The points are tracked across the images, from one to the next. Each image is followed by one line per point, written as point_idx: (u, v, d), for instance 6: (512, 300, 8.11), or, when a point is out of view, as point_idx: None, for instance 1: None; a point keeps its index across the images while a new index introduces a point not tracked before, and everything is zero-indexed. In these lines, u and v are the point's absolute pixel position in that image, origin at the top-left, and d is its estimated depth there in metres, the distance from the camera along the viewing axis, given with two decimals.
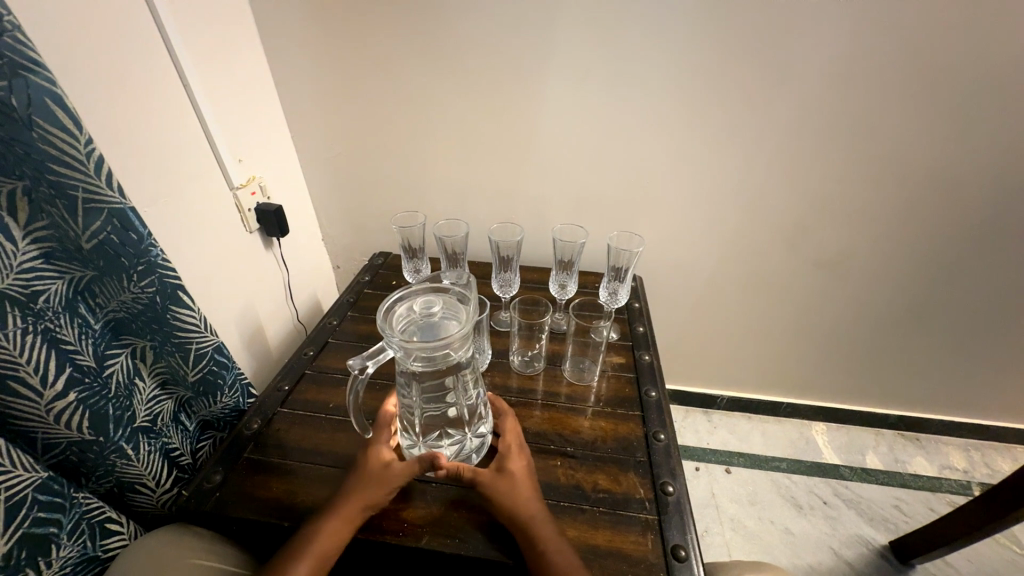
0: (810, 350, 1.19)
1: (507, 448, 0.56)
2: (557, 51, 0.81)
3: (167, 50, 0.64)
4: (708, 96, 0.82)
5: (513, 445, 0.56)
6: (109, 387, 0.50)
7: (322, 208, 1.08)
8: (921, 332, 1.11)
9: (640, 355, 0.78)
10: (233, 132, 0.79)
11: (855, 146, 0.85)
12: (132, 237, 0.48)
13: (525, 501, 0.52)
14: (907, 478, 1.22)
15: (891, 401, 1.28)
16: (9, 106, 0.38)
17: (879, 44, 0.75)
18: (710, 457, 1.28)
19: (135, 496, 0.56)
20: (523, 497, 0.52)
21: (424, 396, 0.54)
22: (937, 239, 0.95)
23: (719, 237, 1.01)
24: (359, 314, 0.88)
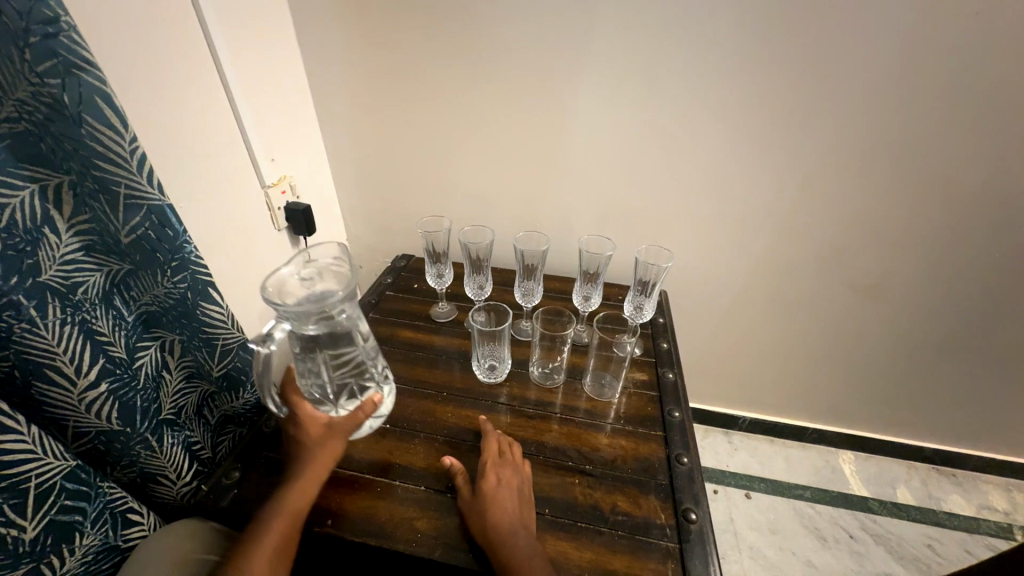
0: (841, 375, 1.14)
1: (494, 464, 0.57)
2: (591, 59, 0.80)
3: (211, 52, 0.66)
4: (745, 109, 0.80)
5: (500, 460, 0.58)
6: (138, 379, 0.51)
7: (348, 209, 1.09)
8: (963, 362, 1.05)
9: (663, 373, 0.75)
10: (268, 132, 0.81)
11: (900, 166, 0.81)
12: (168, 233, 0.49)
13: (510, 518, 0.52)
14: (941, 516, 1.15)
15: (926, 434, 1.21)
16: (62, 103, 0.39)
17: (930, 60, 0.71)
18: (729, 480, 1.24)
19: (156, 486, 0.57)
20: (508, 514, 0.52)
21: (326, 360, 0.55)
22: (986, 266, 0.89)
23: (749, 254, 0.98)
24: (381, 316, 0.88)
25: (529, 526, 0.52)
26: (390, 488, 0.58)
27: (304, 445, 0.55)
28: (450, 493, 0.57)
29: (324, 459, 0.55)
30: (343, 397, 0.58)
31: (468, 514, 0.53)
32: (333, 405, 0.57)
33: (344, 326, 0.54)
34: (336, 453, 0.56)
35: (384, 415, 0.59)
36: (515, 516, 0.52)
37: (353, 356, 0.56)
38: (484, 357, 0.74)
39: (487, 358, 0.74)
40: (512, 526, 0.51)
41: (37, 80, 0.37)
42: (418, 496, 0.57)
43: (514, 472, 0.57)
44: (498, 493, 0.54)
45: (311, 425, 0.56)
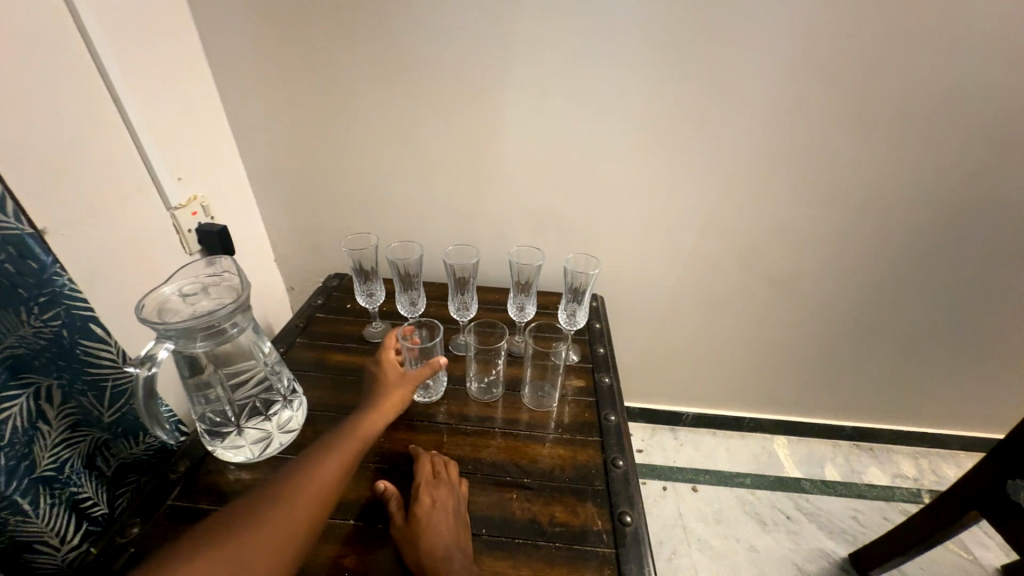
0: (769, 365, 1.22)
1: (421, 488, 0.55)
2: (512, 74, 0.82)
3: (97, 69, 0.60)
4: (660, 120, 0.85)
5: (426, 482, 0.56)
6: (2, 435, 0.44)
7: (273, 229, 1.03)
8: (867, 346, 1.16)
9: (599, 378, 0.77)
10: (173, 150, 0.75)
11: (796, 170, 0.90)
12: (31, 264, 0.44)
13: (443, 543, 0.50)
14: (863, 488, 1.25)
15: (844, 414, 1.32)
16: None
17: (811, 75, 0.80)
18: (677, 476, 1.28)
19: (34, 557, 0.49)
20: (442, 538, 0.50)
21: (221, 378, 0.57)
22: (875, 257, 1.00)
23: (676, 257, 1.03)
24: (310, 340, 0.83)
25: (466, 550, 0.51)
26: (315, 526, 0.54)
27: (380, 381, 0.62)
28: (383, 522, 0.54)
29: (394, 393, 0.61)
30: (245, 415, 0.60)
31: (402, 544, 0.50)
32: (234, 424, 0.59)
33: (234, 342, 0.57)
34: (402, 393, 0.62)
35: (294, 430, 0.63)
36: (448, 540, 0.50)
37: (250, 370, 0.59)
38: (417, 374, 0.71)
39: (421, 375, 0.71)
40: (445, 551, 0.49)
41: None
42: (347, 530, 0.53)
43: (449, 490, 0.56)
44: (432, 514, 0.52)
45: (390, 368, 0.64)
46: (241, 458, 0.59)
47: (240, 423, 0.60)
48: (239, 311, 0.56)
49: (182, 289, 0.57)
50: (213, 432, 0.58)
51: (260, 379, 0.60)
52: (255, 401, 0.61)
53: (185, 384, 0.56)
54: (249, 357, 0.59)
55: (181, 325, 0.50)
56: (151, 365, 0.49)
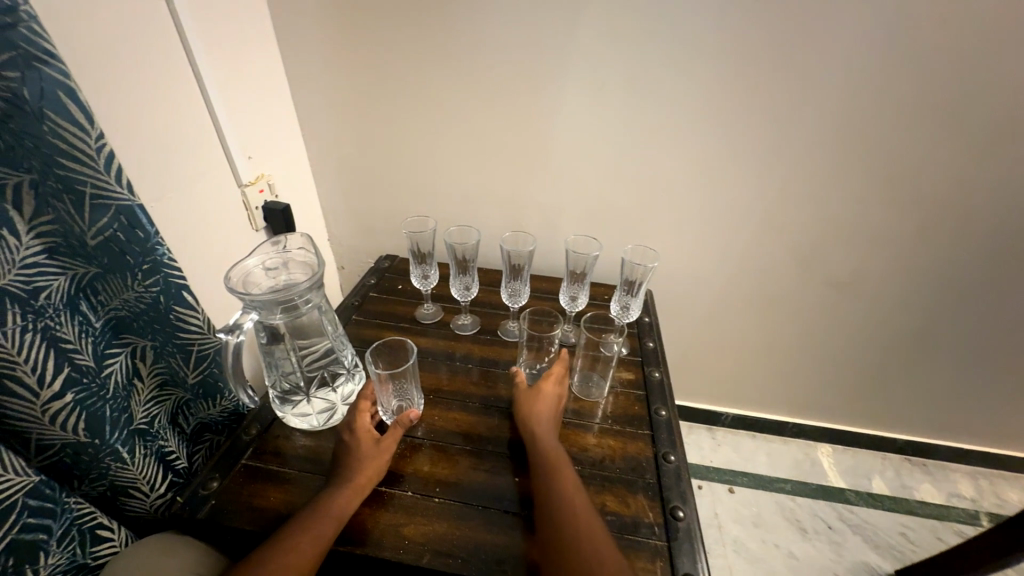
0: (820, 370, 1.17)
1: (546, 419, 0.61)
2: (576, 59, 0.80)
3: (184, 50, 0.64)
4: (727, 109, 0.81)
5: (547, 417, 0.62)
6: (107, 387, 0.49)
7: (329, 209, 1.07)
8: (932, 356, 1.09)
9: (649, 372, 0.76)
10: (245, 131, 0.78)
11: (874, 165, 0.84)
12: (139, 234, 0.47)
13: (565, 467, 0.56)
14: (914, 505, 1.19)
15: (899, 426, 1.26)
16: (22, 98, 0.37)
17: (902, 60, 0.73)
18: (713, 476, 1.26)
19: (127, 500, 0.54)
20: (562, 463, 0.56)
21: (295, 350, 0.60)
22: (954, 261, 0.93)
23: (731, 254, 0.99)
24: (365, 318, 0.86)
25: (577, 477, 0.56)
26: (373, 492, 0.56)
27: (353, 448, 0.55)
28: (437, 496, 0.57)
29: (371, 468, 0.54)
30: (313, 385, 0.63)
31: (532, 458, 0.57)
32: (303, 393, 0.63)
33: (307, 317, 0.60)
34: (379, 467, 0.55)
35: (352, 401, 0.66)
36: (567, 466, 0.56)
37: (320, 343, 0.62)
38: (390, 398, 0.62)
39: (395, 400, 0.63)
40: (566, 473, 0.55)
41: None
42: (405, 501, 0.56)
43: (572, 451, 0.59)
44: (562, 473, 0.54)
45: (363, 431, 0.57)
46: (307, 424, 0.63)
47: (309, 392, 0.63)
48: (314, 288, 0.59)
49: (265, 262, 0.61)
50: (285, 398, 0.62)
51: (327, 353, 0.63)
52: (322, 373, 0.64)
53: (264, 352, 0.59)
54: (321, 331, 0.62)
55: (264, 297, 0.54)
56: (238, 333, 0.53)
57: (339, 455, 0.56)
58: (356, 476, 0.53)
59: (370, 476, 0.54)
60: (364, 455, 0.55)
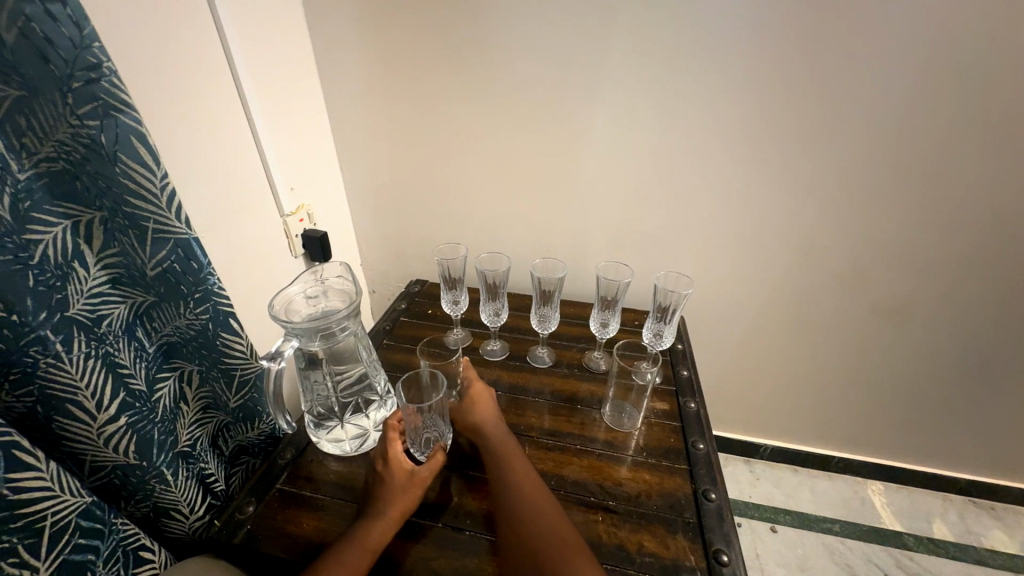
0: (868, 401, 1.10)
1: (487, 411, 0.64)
2: (605, 89, 0.81)
3: (237, 92, 0.69)
4: (760, 133, 0.80)
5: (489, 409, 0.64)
6: (156, 411, 0.51)
7: (364, 236, 1.10)
8: (996, 389, 1.01)
9: (685, 403, 0.73)
10: (289, 164, 0.82)
11: (922, 186, 0.80)
12: (193, 265, 0.50)
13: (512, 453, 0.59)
14: (983, 554, 1.08)
15: (961, 465, 1.15)
16: (98, 143, 0.40)
17: (949, 80, 0.71)
18: (753, 513, 1.19)
19: (168, 521, 0.55)
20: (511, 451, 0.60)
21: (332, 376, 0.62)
22: (1015, 287, 0.87)
23: (767, 278, 0.96)
24: (395, 343, 0.87)
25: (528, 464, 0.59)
26: (405, 524, 0.55)
27: (387, 481, 0.54)
28: (467, 529, 0.55)
29: (404, 503, 0.54)
30: (347, 410, 0.64)
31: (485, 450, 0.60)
32: (338, 418, 0.64)
33: (344, 344, 0.61)
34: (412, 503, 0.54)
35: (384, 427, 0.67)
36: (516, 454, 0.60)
37: (355, 369, 0.63)
38: (420, 431, 0.61)
39: (425, 432, 0.61)
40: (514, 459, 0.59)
41: (77, 122, 0.39)
42: (436, 534, 0.55)
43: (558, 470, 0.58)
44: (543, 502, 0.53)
45: (398, 464, 0.55)
46: (339, 450, 0.63)
47: (343, 418, 0.64)
48: (351, 315, 0.61)
49: (306, 291, 0.64)
50: (319, 423, 0.63)
51: (361, 379, 0.64)
52: (356, 399, 0.65)
53: (302, 378, 0.61)
54: (356, 358, 0.63)
55: (304, 325, 0.56)
56: (279, 360, 0.55)
57: (372, 485, 0.55)
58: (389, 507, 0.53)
59: (402, 512, 0.53)
60: (398, 488, 0.54)
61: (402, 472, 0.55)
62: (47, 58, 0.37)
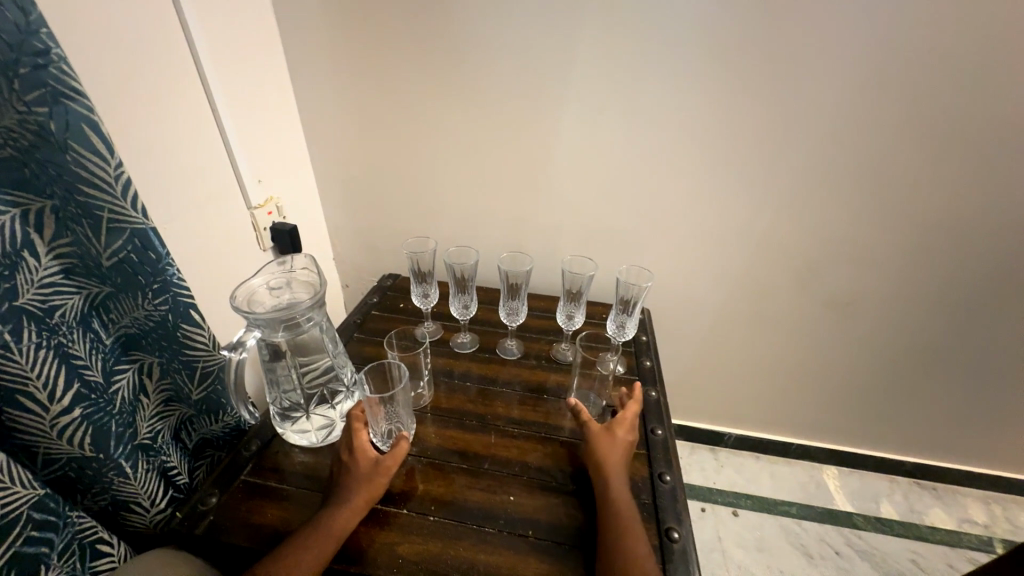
0: (822, 390, 1.16)
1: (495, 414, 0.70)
2: (572, 87, 0.84)
3: (201, 82, 0.68)
4: (718, 133, 0.84)
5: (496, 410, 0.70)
6: (114, 403, 0.50)
7: (335, 229, 1.10)
8: (935, 377, 1.09)
9: (646, 392, 0.76)
10: (256, 156, 0.82)
11: (866, 186, 0.86)
12: (151, 256, 0.49)
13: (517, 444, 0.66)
14: (924, 530, 1.16)
15: (906, 449, 1.23)
16: (48, 130, 0.40)
17: (887, 86, 0.76)
18: (717, 498, 1.24)
19: (128, 515, 0.55)
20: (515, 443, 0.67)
21: (297, 367, 0.63)
22: (950, 280, 0.94)
23: (729, 273, 1.01)
24: (365, 336, 0.88)
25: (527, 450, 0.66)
26: (370, 511, 0.56)
27: (352, 468, 0.55)
28: (431, 515, 0.57)
29: (369, 490, 0.55)
30: (312, 401, 0.65)
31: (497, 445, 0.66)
32: (303, 409, 0.65)
33: (308, 335, 0.62)
34: (378, 489, 0.56)
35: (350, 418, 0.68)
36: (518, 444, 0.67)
37: (320, 360, 0.64)
38: (380, 422, 0.63)
39: (385, 423, 0.63)
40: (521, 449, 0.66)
41: (24, 109, 0.39)
42: (401, 519, 0.56)
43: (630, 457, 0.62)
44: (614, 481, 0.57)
45: (363, 453, 0.56)
46: (306, 441, 0.64)
47: (309, 409, 0.65)
48: (316, 307, 0.61)
49: (270, 283, 0.64)
50: (285, 415, 0.64)
51: (327, 370, 0.65)
52: (321, 390, 0.66)
53: (267, 369, 0.62)
54: (321, 349, 0.64)
55: (266, 316, 0.56)
56: (241, 351, 0.55)
57: (337, 474, 0.56)
58: (355, 494, 0.54)
59: (368, 499, 0.54)
60: (363, 475, 0.55)
61: (369, 460, 0.56)
62: None
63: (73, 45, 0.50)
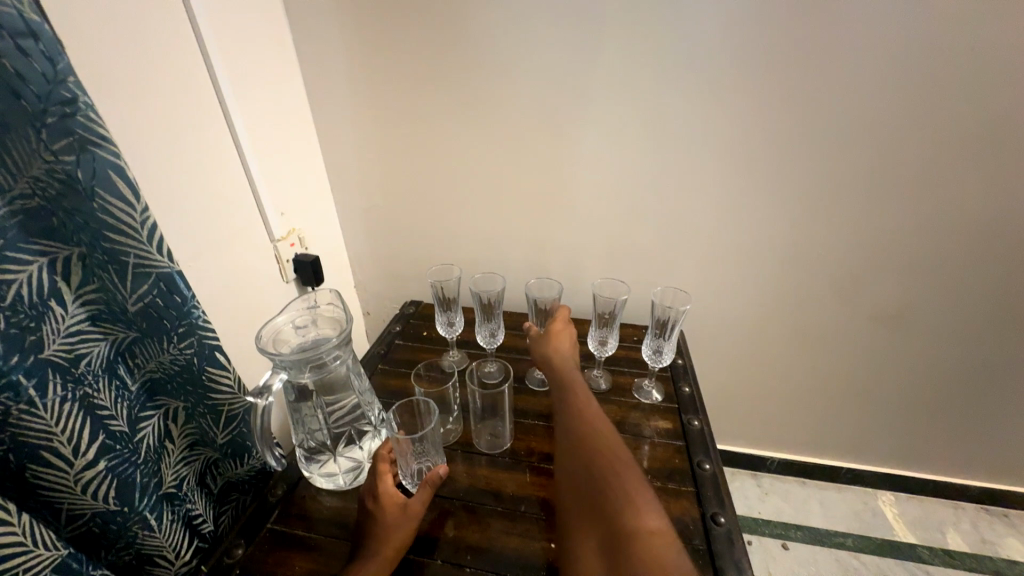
0: (873, 410, 1.08)
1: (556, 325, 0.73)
2: (593, 107, 0.82)
3: (227, 122, 0.69)
4: (749, 146, 0.81)
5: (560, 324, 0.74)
6: (139, 452, 0.48)
7: (357, 258, 1.09)
8: (1000, 393, 1.00)
9: (688, 421, 0.71)
10: (279, 190, 0.82)
11: (913, 193, 0.80)
12: (176, 299, 0.48)
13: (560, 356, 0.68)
14: (999, 564, 1.06)
15: (971, 472, 1.13)
16: (75, 178, 0.39)
17: (932, 89, 0.72)
18: (763, 529, 1.16)
19: (153, 569, 0.52)
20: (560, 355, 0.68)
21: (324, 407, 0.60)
22: (1012, 289, 0.86)
23: (766, 290, 0.96)
24: (390, 367, 0.85)
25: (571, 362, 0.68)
26: (402, 562, 0.53)
27: (378, 517, 0.52)
28: (466, 565, 0.53)
29: (397, 540, 0.51)
30: (339, 443, 0.63)
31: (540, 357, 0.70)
32: (330, 451, 0.62)
33: (333, 374, 0.60)
34: (406, 537, 0.52)
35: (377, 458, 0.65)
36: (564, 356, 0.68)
37: (347, 399, 0.62)
38: (410, 462, 0.59)
39: (415, 463, 0.60)
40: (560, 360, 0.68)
41: (52, 158, 0.38)
42: (435, 570, 0.52)
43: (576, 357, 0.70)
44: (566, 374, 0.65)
45: (388, 500, 0.53)
46: (333, 485, 0.61)
47: (336, 450, 0.63)
48: (342, 344, 0.60)
49: (295, 320, 0.63)
50: (311, 457, 0.61)
51: (353, 408, 0.63)
52: (349, 429, 0.63)
53: (293, 410, 0.59)
54: (348, 388, 0.62)
55: (292, 356, 0.55)
56: (266, 397, 0.53)
57: (363, 522, 0.53)
58: (384, 545, 0.50)
59: (396, 549, 0.51)
60: (390, 523, 0.51)
61: (394, 507, 0.52)
62: (20, 95, 0.36)
63: (101, 90, 0.50)
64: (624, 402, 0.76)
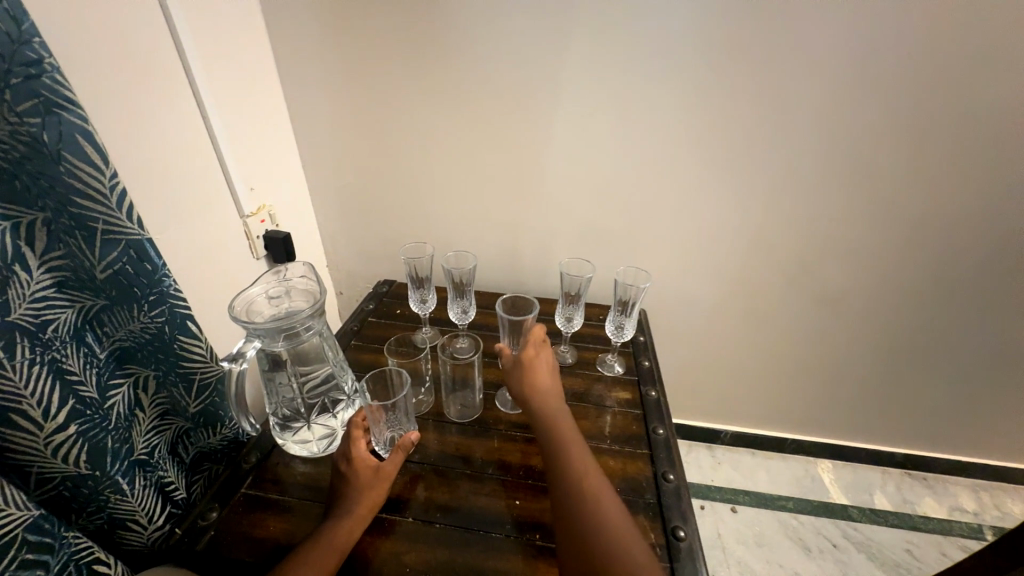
0: (815, 385, 1.18)
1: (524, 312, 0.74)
2: (565, 91, 0.84)
3: (193, 91, 0.67)
4: (709, 135, 0.86)
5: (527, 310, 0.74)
6: (109, 419, 0.49)
7: (328, 236, 1.09)
8: (924, 369, 1.11)
9: (646, 392, 0.77)
10: (248, 164, 0.81)
11: (853, 184, 0.88)
12: (147, 267, 0.49)
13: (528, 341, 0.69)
14: (916, 520, 1.19)
15: (897, 441, 1.26)
16: (42, 141, 0.39)
17: (871, 88, 0.78)
18: (715, 495, 1.25)
19: (125, 533, 0.53)
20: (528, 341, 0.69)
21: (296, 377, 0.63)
22: (936, 275, 0.96)
23: (722, 273, 1.02)
24: (363, 343, 0.87)
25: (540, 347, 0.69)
26: (374, 521, 0.56)
27: (352, 478, 0.54)
28: (437, 522, 0.56)
29: (370, 500, 0.54)
30: (312, 411, 0.65)
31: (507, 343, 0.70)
32: (304, 419, 0.65)
33: (306, 344, 0.61)
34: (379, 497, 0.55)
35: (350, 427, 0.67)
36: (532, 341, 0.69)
37: (319, 368, 0.64)
38: (382, 429, 0.62)
39: (387, 430, 0.62)
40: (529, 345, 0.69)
41: (16, 119, 0.38)
42: (405, 527, 0.56)
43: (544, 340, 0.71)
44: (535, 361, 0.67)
45: (361, 462, 0.55)
46: (307, 452, 0.63)
47: (310, 418, 0.65)
48: (315, 315, 0.61)
49: (267, 292, 0.64)
50: (284, 425, 0.63)
51: (326, 378, 0.65)
52: (322, 399, 0.65)
53: (266, 379, 0.61)
54: (321, 358, 0.63)
55: (266, 325, 0.56)
56: (240, 361, 0.54)
57: (337, 484, 0.55)
58: (358, 505, 0.53)
59: (370, 507, 0.54)
60: (364, 484, 0.54)
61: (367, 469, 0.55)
62: None
63: (61, 52, 0.49)
64: (588, 375, 0.81)
